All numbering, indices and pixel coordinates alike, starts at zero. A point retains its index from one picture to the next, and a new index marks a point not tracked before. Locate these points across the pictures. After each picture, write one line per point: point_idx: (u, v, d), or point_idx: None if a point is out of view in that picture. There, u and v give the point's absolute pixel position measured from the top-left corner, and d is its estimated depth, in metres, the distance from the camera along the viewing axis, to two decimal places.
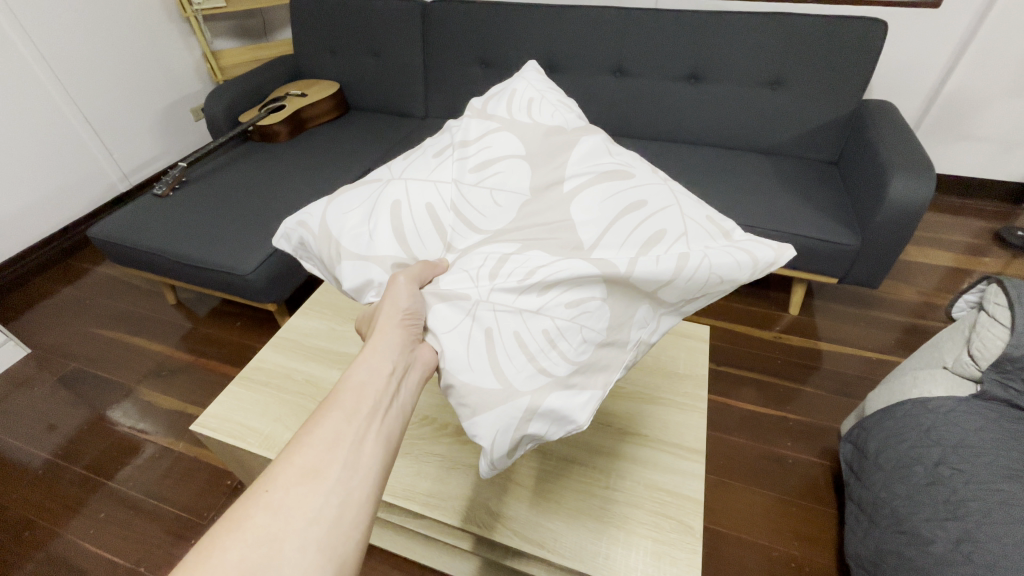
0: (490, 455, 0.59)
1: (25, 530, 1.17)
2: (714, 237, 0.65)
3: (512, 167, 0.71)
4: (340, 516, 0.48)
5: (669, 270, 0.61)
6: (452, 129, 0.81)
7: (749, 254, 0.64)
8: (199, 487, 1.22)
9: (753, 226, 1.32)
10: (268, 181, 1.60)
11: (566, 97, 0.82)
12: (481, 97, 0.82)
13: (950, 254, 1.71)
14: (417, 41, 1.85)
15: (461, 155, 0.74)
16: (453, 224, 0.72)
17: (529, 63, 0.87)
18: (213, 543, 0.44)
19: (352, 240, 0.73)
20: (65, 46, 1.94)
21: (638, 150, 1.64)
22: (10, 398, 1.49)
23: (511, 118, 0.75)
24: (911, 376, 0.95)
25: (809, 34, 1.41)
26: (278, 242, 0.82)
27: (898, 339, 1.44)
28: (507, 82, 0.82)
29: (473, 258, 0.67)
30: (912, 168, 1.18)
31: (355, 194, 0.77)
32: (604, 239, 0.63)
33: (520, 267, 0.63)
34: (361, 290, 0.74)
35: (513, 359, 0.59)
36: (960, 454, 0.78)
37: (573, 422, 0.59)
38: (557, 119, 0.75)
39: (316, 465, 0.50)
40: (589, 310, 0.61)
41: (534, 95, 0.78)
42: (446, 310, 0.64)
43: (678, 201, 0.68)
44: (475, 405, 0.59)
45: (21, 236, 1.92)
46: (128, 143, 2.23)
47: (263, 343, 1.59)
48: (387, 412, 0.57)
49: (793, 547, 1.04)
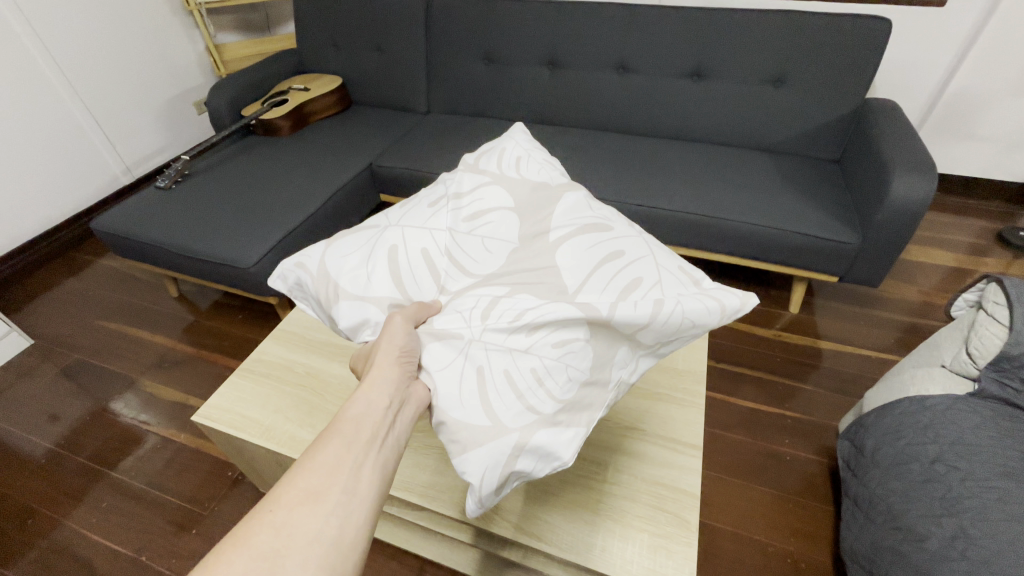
0: (479, 492, 0.58)
1: (28, 519, 1.18)
2: (685, 284, 0.67)
3: (502, 219, 0.74)
4: (340, 538, 0.49)
5: (645, 315, 0.63)
6: (446, 180, 0.83)
7: (718, 301, 0.65)
8: (200, 478, 1.23)
9: (753, 225, 1.32)
10: (269, 176, 1.60)
11: (551, 157, 0.85)
12: (473, 152, 0.85)
13: (951, 254, 1.70)
14: (419, 36, 1.85)
15: (455, 206, 0.77)
16: (447, 268, 0.73)
17: (518, 123, 0.90)
18: (218, 557, 0.45)
19: (351, 281, 0.74)
20: (68, 38, 1.93)
21: (638, 147, 1.64)
22: (13, 388, 1.50)
23: (500, 173, 0.79)
24: (908, 375, 0.96)
25: (811, 33, 1.41)
26: (274, 282, 0.82)
27: (898, 339, 1.44)
28: (496, 140, 0.85)
29: (465, 298, 0.68)
30: (914, 168, 1.18)
31: (354, 240, 0.79)
32: (588, 284, 0.65)
33: (509, 310, 0.64)
34: (357, 329, 0.73)
35: (502, 397, 0.60)
36: (956, 452, 0.78)
37: (558, 459, 0.59)
38: (542, 176, 0.79)
39: (316, 487, 0.51)
40: (573, 351, 0.62)
41: (522, 153, 0.82)
42: (441, 349, 0.65)
43: (652, 252, 0.71)
44: (465, 441, 0.59)
45: (24, 228, 1.93)
46: (131, 136, 2.23)
47: (264, 335, 1.60)
48: (385, 442, 0.57)
49: (789, 543, 1.05)
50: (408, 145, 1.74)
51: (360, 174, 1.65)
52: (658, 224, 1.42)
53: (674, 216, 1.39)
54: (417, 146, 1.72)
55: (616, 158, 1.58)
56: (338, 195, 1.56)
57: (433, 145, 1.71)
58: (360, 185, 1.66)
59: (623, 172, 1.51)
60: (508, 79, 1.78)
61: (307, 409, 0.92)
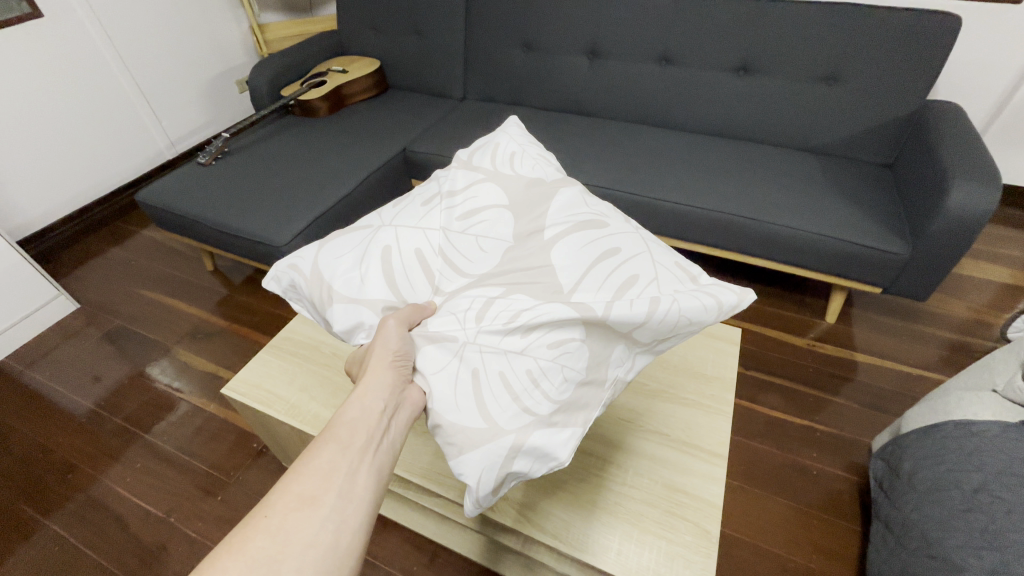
0: (476, 492, 0.59)
1: (68, 473, 1.25)
2: (682, 281, 0.65)
3: (497, 216, 0.73)
4: (336, 542, 0.49)
5: (642, 313, 0.61)
6: (440, 177, 0.82)
7: (715, 297, 0.63)
8: (228, 447, 1.28)
9: (792, 229, 1.27)
10: (303, 157, 1.62)
11: (547, 151, 0.84)
12: (467, 148, 0.84)
13: (1008, 270, 1.60)
14: (459, 21, 1.82)
15: (448, 205, 0.76)
16: (442, 269, 0.72)
17: (511, 117, 0.89)
18: (216, 563, 0.46)
19: (344, 283, 0.73)
20: (119, 12, 1.99)
21: (677, 142, 1.59)
22: (58, 349, 1.58)
23: (494, 170, 0.77)
24: (954, 397, 0.91)
25: (871, 28, 1.33)
26: (269, 283, 0.82)
27: (942, 356, 1.37)
28: (491, 135, 0.84)
29: (460, 300, 0.67)
30: (976, 175, 1.10)
31: (347, 241, 0.78)
32: (583, 283, 0.64)
33: (504, 311, 0.63)
34: (351, 331, 0.73)
35: (498, 399, 0.59)
36: (1004, 483, 0.72)
37: (555, 460, 0.59)
38: (537, 171, 0.77)
39: (312, 493, 0.51)
40: (569, 351, 0.61)
41: (516, 148, 0.81)
42: (435, 351, 0.64)
43: (649, 248, 0.69)
44: (462, 443, 0.59)
45: (73, 196, 2.02)
46: (176, 111, 2.30)
47: (294, 313, 1.64)
48: (379, 447, 0.57)
49: (810, 560, 1.01)
50: (441, 131, 1.73)
51: (393, 158, 1.65)
52: (692, 222, 1.38)
53: (709, 217, 1.35)
54: (451, 133, 1.71)
55: (653, 153, 1.53)
56: (370, 178, 1.57)
57: (468, 132, 1.70)
58: (393, 170, 1.67)
59: (659, 168, 1.47)
60: (548, 67, 1.75)
61: (330, 390, 0.94)
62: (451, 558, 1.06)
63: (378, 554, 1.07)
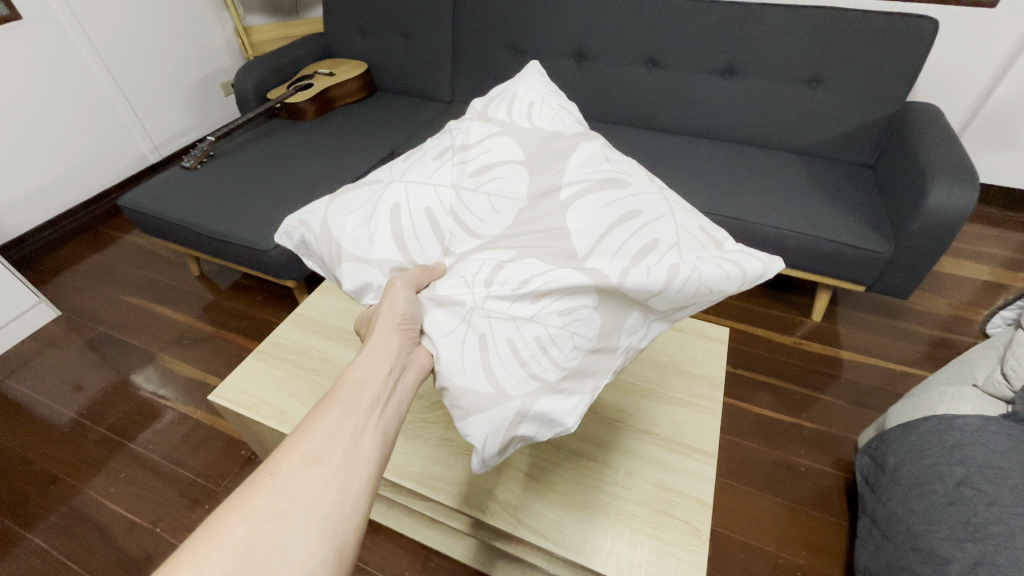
0: (482, 453, 0.61)
1: (50, 485, 1.22)
2: (704, 247, 0.65)
3: (512, 173, 0.70)
4: (341, 500, 0.49)
5: (659, 281, 0.61)
6: (453, 131, 0.80)
7: (738, 266, 0.64)
8: (214, 455, 1.26)
9: (779, 229, 1.28)
10: (290, 160, 1.61)
11: (566, 101, 0.80)
12: (482, 98, 0.81)
13: (986, 267, 1.64)
14: (446, 24, 1.82)
15: (461, 159, 0.74)
16: (451, 228, 0.72)
17: (531, 63, 0.85)
18: (220, 519, 0.45)
19: (353, 242, 0.73)
20: (101, 15, 1.96)
21: (664, 143, 1.60)
22: (38, 358, 1.54)
23: (510, 123, 0.74)
24: (937, 392, 0.93)
25: (853, 32, 1.35)
26: (281, 238, 0.83)
27: (925, 353, 1.39)
28: (509, 84, 0.80)
29: (469, 263, 0.66)
30: (956, 176, 1.12)
31: (356, 196, 0.77)
32: (599, 247, 0.63)
33: (515, 276, 0.62)
34: (361, 291, 0.74)
35: (506, 364, 0.60)
36: (985, 475, 0.74)
37: (562, 425, 0.60)
38: (556, 124, 0.74)
39: (317, 452, 0.51)
40: (580, 318, 0.61)
41: (535, 98, 0.77)
42: (443, 314, 0.64)
43: (672, 211, 0.68)
44: (467, 406, 0.60)
45: (52, 201, 1.98)
46: (159, 115, 2.26)
47: (281, 319, 1.61)
48: (385, 408, 0.58)
49: (800, 556, 1.02)
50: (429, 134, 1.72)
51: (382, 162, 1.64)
52: None
53: None
54: None
55: (640, 155, 1.55)
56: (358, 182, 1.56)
57: None
58: None
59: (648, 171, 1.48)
60: None
61: (319, 395, 0.93)
62: (443, 562, 1.05)
63: (368, 560, 1.06)
